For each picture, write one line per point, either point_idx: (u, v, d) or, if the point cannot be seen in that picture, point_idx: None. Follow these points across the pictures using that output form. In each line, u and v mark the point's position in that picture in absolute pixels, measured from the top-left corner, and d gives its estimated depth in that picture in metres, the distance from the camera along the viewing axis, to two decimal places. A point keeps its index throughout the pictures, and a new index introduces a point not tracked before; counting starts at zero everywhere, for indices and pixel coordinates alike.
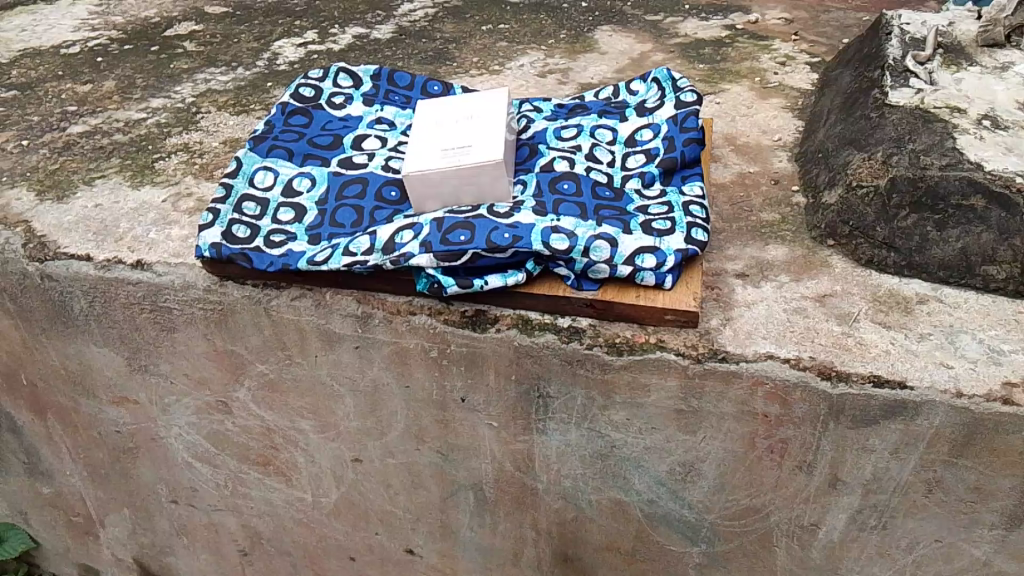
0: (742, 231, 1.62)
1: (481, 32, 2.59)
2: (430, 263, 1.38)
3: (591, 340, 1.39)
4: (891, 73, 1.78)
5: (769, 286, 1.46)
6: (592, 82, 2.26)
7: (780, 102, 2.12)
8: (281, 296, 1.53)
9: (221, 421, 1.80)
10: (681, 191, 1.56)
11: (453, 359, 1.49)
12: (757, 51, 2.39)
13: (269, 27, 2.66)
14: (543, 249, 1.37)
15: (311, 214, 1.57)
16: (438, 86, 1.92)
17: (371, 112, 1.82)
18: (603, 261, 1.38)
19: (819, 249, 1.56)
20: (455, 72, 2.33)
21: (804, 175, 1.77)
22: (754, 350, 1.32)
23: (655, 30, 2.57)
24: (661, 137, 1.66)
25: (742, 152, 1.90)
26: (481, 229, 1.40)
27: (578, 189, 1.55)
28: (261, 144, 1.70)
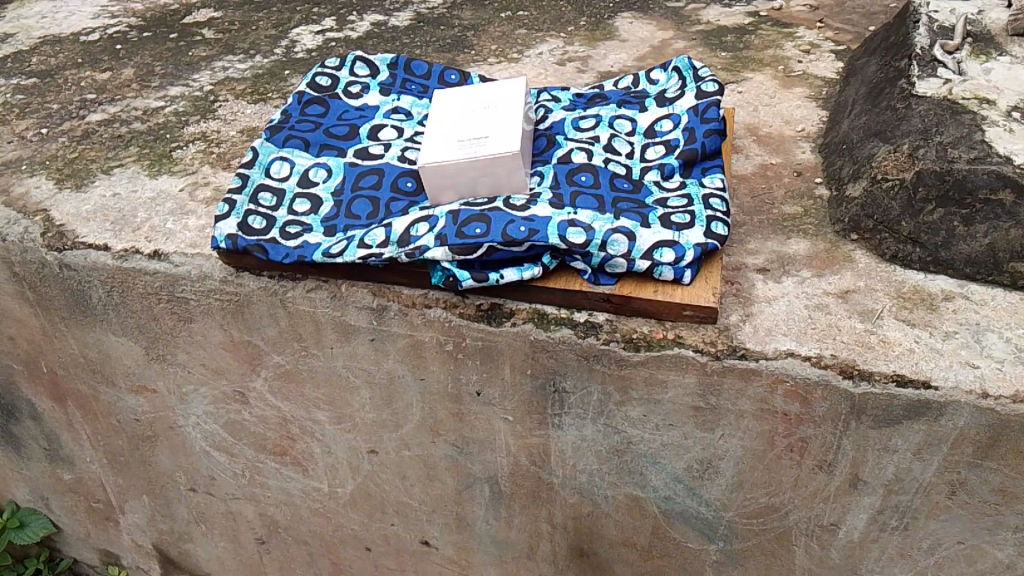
0: (763, 224, 1.60)
1: (500, 19, 2.56)
2: (446, 257, 1.37)
3: (608, 336, 1.38)
4: (918, 62, 1.73)
5: (790, 281, 1.44)
6: (612, 70, 2.23)
7: (804, 91, 2.08)
8: (297, 288, 1.52)
9: (238, 411, 1.81)
10: (701, 184, 1.53)
11: (468, 353, 1.49)
12: (781, 38, 2.35)
13: (287, 14, 2.65)
14: (560, 243, 1.35)
15: (327, 205, 1.56)
16: (455, 75, 1.89)
17: (387, 102, 1.81)
18: (620, 255, 1.36)
19: (842, 243, 1.53)
20: (473, 60, 2.31)
21: (827, 167, 1.73)
22: (775, 347, 1.30)
23: (676, 17, 2.53)
24: (681, 127, 1.63)
25: (764, 142, 1.86)
26: (496, 223, 1.38)
27: (596, 181, 1.53)
28: (277, 134, 1.69)
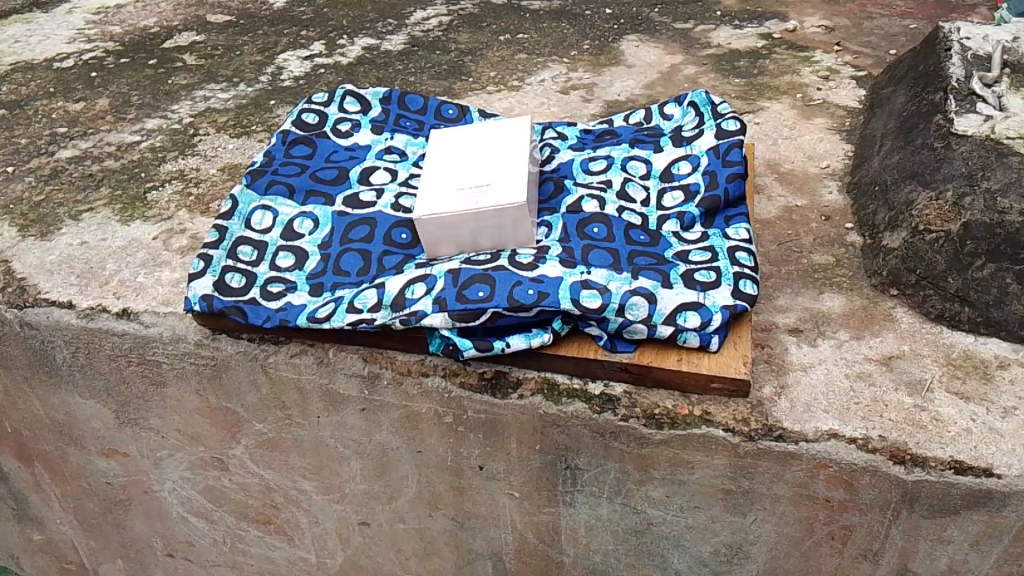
0: (792, 276, 1.46)
1: (498, 42, 2.42)
2: (444, 324, 1.23)
3: (626, 411, 1.24)
4: (955, 96, 1.60)
5: (827, 345, 1.31)
6: (619, 99, 2.09)
7: (825, 122, 1.94)
8: (280, 352, 1.38)
9: (217, 478, 1.67)
10: (724, 235, 1.39)
11: (470, 426, 1.34)
12: (797, 63, 2.21)
13: (273, 38, 2.51)
14: (573, 308, 1.21)
15: (313, 260, 1.42)
16: (453, 109, 1.75)
17: (379, 141, 1.66)
18: (640, 321, 1.22)
19: (881, 299, 1.39)
20: (470, 89, 2.17)
21: (857, 210, 1.60)
22: (815, 427, 1.16)
23: (685, 40, 2.39)
24: (701, 171, 1.49)
25: (786, 181, 1.72)
26: (501, 284, 1.24)
27: (609, 233, 1.39)
28: (259, 179, 1.54)
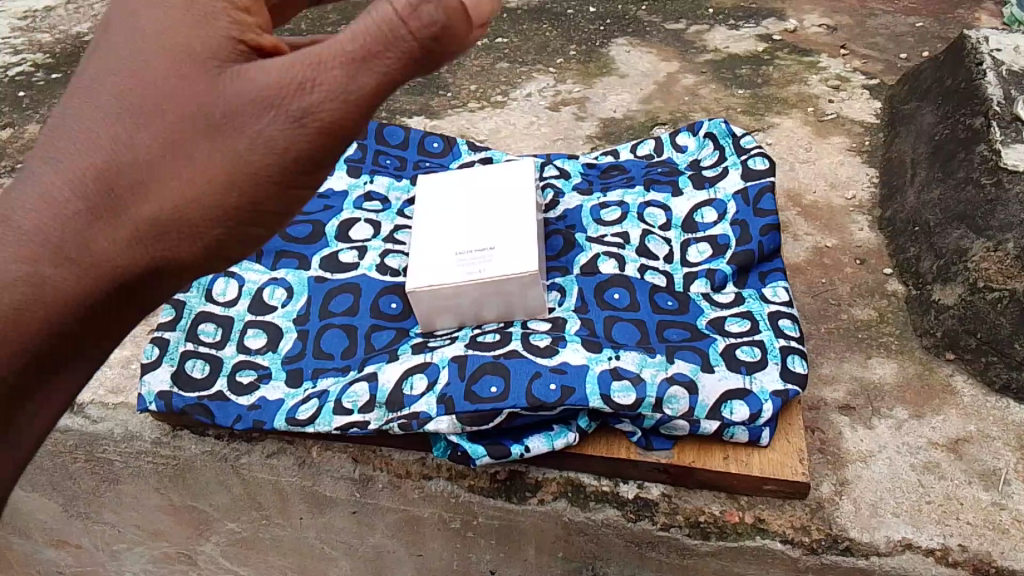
0: (834, 337, 1.30)
1: (475, 48, 2.21)
2: (452, 428, 1.04)
3: (666, 519, 1.08)
4: (999, 123, 1.43)
5: (884, 426, 1.16)
6: (615, 116, 1.90)
7: (842, 141, 1.77)
8: (254, 451, 1.18)
9: (186, 571, 1.47)
10: (762, 297, 1.22)
11: (481, 531, 1.16)
12: (803, 70, 2.04)
13: None
14: (604, 405, 1.04)
15: (288, 340, 1.22)
16: (438, 142, 1.55)
17: (357, 184, 1.45)
18: (681, 417, 1.06)
19: (936, 364, 1.24)
20: (449, 106, 1.96)
21: (895, 251, 1.44)
22: (887, 537, 1.03)
23: (679, 43, 2.20)
24: (728, 219, 1.31)
25: (811, 215, 1.56)
26: (518, 377, 1.05)
27: (632, 299, 1.21)
28: None
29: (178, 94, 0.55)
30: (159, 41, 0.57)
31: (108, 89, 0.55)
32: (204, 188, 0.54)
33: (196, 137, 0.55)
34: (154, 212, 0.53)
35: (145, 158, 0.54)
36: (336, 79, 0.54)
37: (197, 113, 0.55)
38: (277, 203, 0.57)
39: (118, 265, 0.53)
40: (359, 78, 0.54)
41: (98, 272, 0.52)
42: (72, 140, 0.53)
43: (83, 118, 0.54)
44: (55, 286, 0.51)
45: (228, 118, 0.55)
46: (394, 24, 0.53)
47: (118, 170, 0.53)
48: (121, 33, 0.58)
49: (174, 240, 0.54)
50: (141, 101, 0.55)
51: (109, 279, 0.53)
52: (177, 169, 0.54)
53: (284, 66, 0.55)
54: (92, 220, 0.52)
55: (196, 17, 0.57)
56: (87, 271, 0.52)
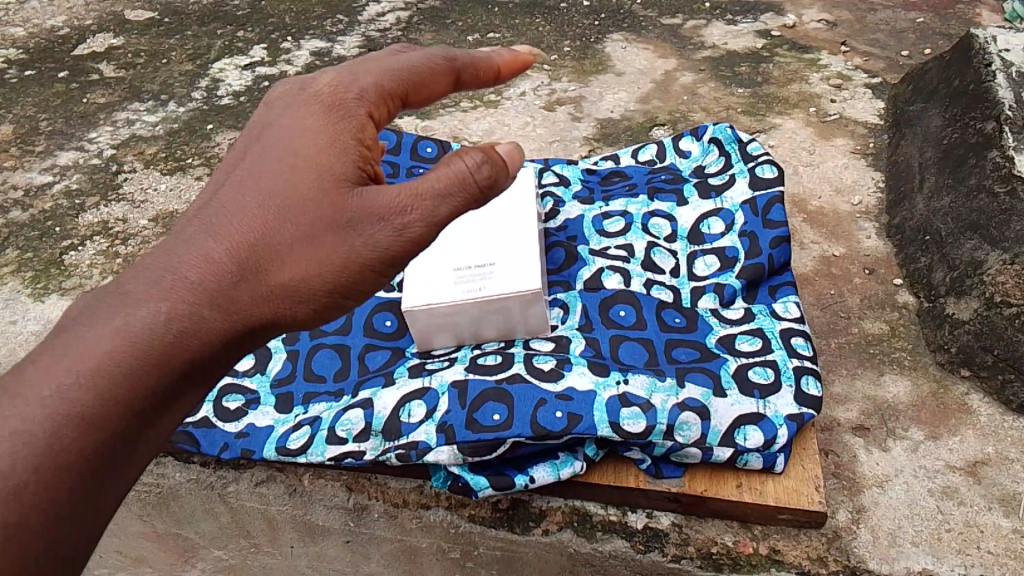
0: (844, 352, 1.26)
1: (467, 44, 2.14)
2: (453, 459, 0.99)
3: (677, 550, 1.03)
4: (1012, 129, 1.38)
5: (900, 448, 1.12)
6: (612, 116, 1.84)
7: (846, 143, 1.73)
8: (242, 479, 1.13)
9: None
10: (774, 313, 1.17)
11: (483, 562, 1.11)
12: (804, 67, 1.99)
13: (205, 41, 2.17)
14: (613, 434, 0.98)
15: (278, 362, 1.17)
16: (432, 146, 1.49)
17: None
18: (693, 444, 1.01)
19: (950, 381, 1.20)
20: (441, 105, 1.90)
21: (904, 261, 1.40)
22: (907, 569, 0.99)
23: (676, 39, 2.14)
24: (736, 230, 1.26)
25: (817, 222, 1.51)
26: (522, 404, 1.00)
27: (638, 317, 1.16)
28: None
29: (319, 186, 0.66)
30: (306, 139, 0.68)
31: (262, 179, 0.67)
32: (329, 265, 0.65)
33: (330, 223, 0.65)
34: (293, 278, 0.64)
35: (289, 234, 0.65)
36: (428, 208, 0.65)
37: (338, 210, 0.65)
38: (367, 282, 0.67)
39: (265, 315, 0.64)
40: (445, 208, 0.66)
41: (245, 320, 0.63)
42: (241, 209, 0.66)
43: (249, 192, 0.67)
44: (207, 333, 0.60)
45: (356, 211, 0.66)
46: (466, 178, 0.65)
47: (268, 243, 0.64)
48: (279, 129, 0.70)
49: (301, 302, 0.65)
50: (295, 195, 0.66)
51: (251, 325, 0.64)
52: (312, 246, 0.65)
53: (393, 190, 0.66)
54: (249, 276, 0.64)
55: (340, 126, 0.69)
56: (238, 316, 0.63)
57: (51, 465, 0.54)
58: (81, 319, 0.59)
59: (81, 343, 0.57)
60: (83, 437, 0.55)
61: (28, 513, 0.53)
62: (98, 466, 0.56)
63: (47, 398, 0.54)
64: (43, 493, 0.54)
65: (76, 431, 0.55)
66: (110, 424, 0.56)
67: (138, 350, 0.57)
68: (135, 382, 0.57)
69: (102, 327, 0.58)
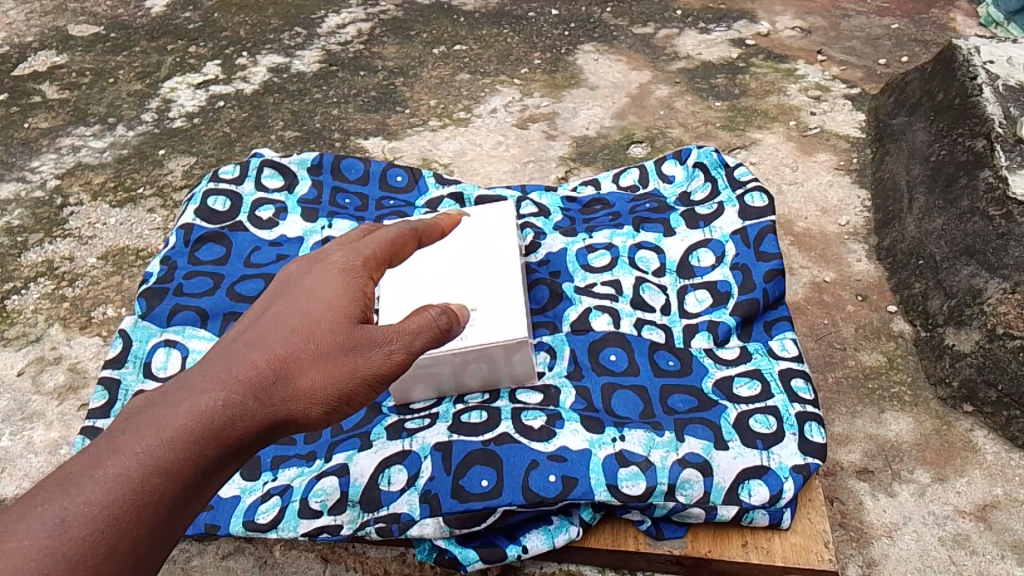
0: (842, 388, 1.20)
1: (433, 57, 2.06)
2: (438, 532, 0.91)
3: None
4: (1003, 146, 1.33)
5: (907, 492, 1.07)
6: (588, 133, 1.77)
7: (829, 158, 1.68)
8: (207, 552, 1.04)
9: None
10: (771, 352, 1.11)
11: None
12: (781, 78, 1.94)
13: (155, 57, 2.05)
14: (611, 497, 0.92)
15: None
16: (402, 175, 1.40)
17: (314, 230, 1.30)
18: (695, 504, 0.94)
19: (953, 417, 1.16)
20: (408, 125, 1.81)
21: (897, 286, 1.35)
22: None
23: (649, 49, 2.08)
24: (727, 263, 1.20)
25: (805, 245, 1.46)
26: (512, 469, 0.93)
27: (631, 362, 1.09)
28: (159, 304, 1.17)
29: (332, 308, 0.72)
30: (331, 278, 0.73)
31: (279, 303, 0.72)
32: (341, 378, 0.70)
33: (344, 342, 0.71)
34: (312, 384, 0.68)
35: (312, 348, 0.69)
36: (406, 340, 0.74)
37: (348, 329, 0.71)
38: (362, 395, 0.72)
39: (291, 414, 0.66)
40: (417, 342, 0.76)
41: (280, 413, 0.65)
42: (277, 325, 0.69)
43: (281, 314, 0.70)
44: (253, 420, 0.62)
45: (365, 336, 0.72)
46: (431, 325, 0.77)
47: (294, 352, 0.68)
48: (298, 278, 0.76)
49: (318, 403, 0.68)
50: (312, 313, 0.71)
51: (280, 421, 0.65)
52: (328, 361, 0.70)
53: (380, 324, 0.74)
54: (284, 376, 0.66)
55: (350, 270, 0.75)
56: (274, 410, 0.65)
57: (137, 513, 0.53)
58: (150, 401, 0.60)
59: (159, 416, 0.59)
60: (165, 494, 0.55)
61: (110, 555, 0.52)
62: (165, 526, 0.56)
63: (140, 454, 0.56)
64: (126, 537, 0.53)
65: (158, 486, 0.55)
66: (182, 487, 0.57)
67: (208, 424, 0.59)
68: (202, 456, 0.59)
69: (180, 403, 0.60)
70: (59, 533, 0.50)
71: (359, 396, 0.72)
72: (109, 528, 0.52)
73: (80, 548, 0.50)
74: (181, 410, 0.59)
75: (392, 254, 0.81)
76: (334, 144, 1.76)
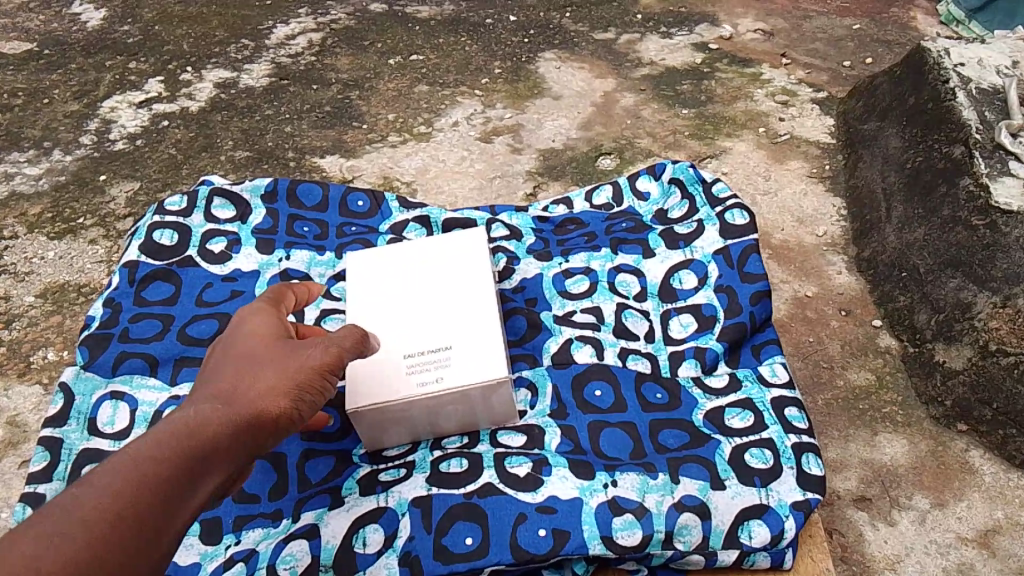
0: (832, 409, 1.16)
1: (389, 68, 1.97)
2: None
3: None
4: (981, 153, 1.28)
5: (907, 520, 1.03)
6: (554, 146, 1.71)
7: (801, 166, 1.64)
8: None
9: None
10: (761, 378, 1.06)
11: None
12: (747, 83, 1.90)
13: (93, 75, 1.94)
14: (607, 551, 0.86)
15: None
16: (363, 199, 1.32)
17: (271, 262, 1.21)
18: (694, 550, 0.89)
19: (947, 437, 1.12)
20: (366, 141, 1.73)
21: (881, 300, 1.32)
22: None
23: (611, 56, 2.02)
24: (711, 285, 1.15)
25: (784, 258, 1.42)
26: (498, 525, 0.87)
27: (617, 396, 1.03)
28: (103, 352, 1.08)
29: (262, 339, 0.79)
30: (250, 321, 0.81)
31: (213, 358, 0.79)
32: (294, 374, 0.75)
33: (283, 352, 0.77)
34: (269, 383, 0.73)
35: (258, 365, 0.75)
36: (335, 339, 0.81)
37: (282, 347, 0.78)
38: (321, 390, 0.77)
39: (260, 411, 0.70)
40: (348, 339, 0.82)
41: (250, 408, 0.70)
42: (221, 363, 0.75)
43: (222, 359, 0.78)
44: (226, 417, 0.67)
45: (301, 343, 0.79)
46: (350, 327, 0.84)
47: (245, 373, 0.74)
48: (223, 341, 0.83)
49: (280, 394, 0.73)
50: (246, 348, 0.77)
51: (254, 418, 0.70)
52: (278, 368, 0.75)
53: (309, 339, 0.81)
54: (241, 387, 0.72)
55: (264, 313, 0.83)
56: (243, 410, 0.69)
57: (134, 489, 0.57)
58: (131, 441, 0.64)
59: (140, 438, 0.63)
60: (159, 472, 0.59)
61: (121, 522, 0.54)
62: (165, 506, 0.58)
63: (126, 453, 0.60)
64: (131, 510, 0.56)
65: (151, 469, 0.59)
66: (172, 468, 0.60)
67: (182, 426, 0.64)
68: (185, 444, 0.63)
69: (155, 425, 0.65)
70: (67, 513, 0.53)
71: (318, 389, 0.76)
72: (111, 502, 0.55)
73: (91, 516, 0.53)
74: (157, 425, 0.65)
75: (284, 294, 0.91)
76: (288, 164, 1.67)
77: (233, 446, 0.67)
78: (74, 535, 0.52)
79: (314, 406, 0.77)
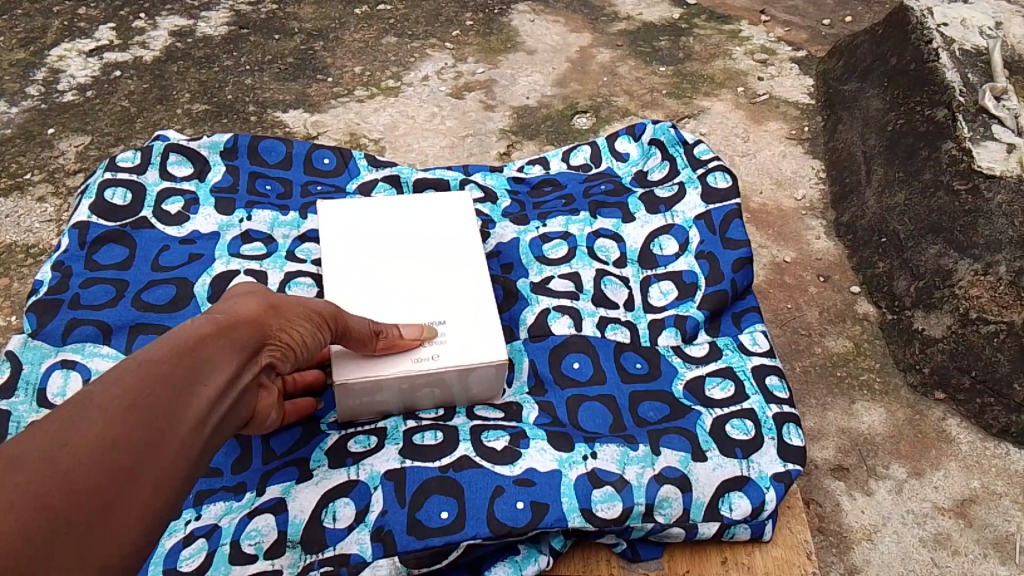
0: (811, 377, 1.14)
1: (355, 18, 1.89)
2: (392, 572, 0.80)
3: None
4: (964, 116, 1.25)
5: (884, 490, 1.02)
6: (528, 103, 1.65)
7: (780, 127, 1.61)
8: None
9: None
10: (741, 346, 1.04)
11: None
12: (726, 40, 1.85)
13: (39, 20, 1.82)
14: (586, 524, 0.84)
15: None
16: (329, 157, 1.26)
17: (230, 223, 1.15)
18: (675, 523, 0.87)
19: (924, 406, 1.11)
20: (332, 95, 1.65)
21: (859, 266, 1.30)
22: None
23: (587, 9, 1.96)
24: (692, 251, 1.12)
25: (762, 222, 1.39)
26: (475, 498, 0.84)
27: (596, 368, 1.00)
28: (52, 319, 1.01)
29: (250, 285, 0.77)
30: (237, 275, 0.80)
31: None
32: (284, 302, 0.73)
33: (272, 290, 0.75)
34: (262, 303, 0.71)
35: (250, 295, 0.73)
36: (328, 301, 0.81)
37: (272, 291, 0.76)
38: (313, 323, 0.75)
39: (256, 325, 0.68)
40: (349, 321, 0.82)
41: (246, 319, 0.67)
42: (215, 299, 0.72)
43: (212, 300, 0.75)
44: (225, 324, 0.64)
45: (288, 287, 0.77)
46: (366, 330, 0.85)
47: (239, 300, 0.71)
48: None
49: (272, 314, 0.70)
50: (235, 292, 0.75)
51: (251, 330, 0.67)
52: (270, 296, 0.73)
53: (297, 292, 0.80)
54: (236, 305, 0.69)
55: None
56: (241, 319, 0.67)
57: (144, 377, 0.53)
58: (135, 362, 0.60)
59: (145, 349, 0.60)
60: (161, 371, 0.55)
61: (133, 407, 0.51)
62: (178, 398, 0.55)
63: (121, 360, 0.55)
64: (141, 395, 0.52)
65: (153, 364, 0.55)
66: (180, 361, 0.57)
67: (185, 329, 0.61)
68: (190, 339, 0.60)
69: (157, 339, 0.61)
70: (71, 406, 0.49)
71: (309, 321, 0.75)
72: (114, 401, 0.50)
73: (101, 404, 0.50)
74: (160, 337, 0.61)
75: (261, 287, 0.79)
76: (249, 119, 1.59)
77: (237, 352, 0.64)
78: (87, 419, 0.48)
79: (309, 336, 0.74)
